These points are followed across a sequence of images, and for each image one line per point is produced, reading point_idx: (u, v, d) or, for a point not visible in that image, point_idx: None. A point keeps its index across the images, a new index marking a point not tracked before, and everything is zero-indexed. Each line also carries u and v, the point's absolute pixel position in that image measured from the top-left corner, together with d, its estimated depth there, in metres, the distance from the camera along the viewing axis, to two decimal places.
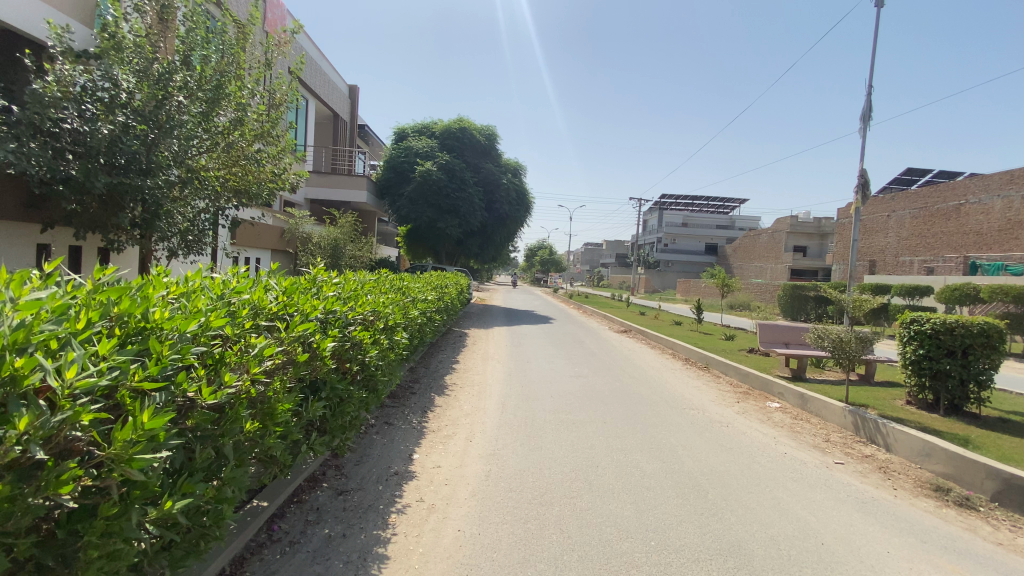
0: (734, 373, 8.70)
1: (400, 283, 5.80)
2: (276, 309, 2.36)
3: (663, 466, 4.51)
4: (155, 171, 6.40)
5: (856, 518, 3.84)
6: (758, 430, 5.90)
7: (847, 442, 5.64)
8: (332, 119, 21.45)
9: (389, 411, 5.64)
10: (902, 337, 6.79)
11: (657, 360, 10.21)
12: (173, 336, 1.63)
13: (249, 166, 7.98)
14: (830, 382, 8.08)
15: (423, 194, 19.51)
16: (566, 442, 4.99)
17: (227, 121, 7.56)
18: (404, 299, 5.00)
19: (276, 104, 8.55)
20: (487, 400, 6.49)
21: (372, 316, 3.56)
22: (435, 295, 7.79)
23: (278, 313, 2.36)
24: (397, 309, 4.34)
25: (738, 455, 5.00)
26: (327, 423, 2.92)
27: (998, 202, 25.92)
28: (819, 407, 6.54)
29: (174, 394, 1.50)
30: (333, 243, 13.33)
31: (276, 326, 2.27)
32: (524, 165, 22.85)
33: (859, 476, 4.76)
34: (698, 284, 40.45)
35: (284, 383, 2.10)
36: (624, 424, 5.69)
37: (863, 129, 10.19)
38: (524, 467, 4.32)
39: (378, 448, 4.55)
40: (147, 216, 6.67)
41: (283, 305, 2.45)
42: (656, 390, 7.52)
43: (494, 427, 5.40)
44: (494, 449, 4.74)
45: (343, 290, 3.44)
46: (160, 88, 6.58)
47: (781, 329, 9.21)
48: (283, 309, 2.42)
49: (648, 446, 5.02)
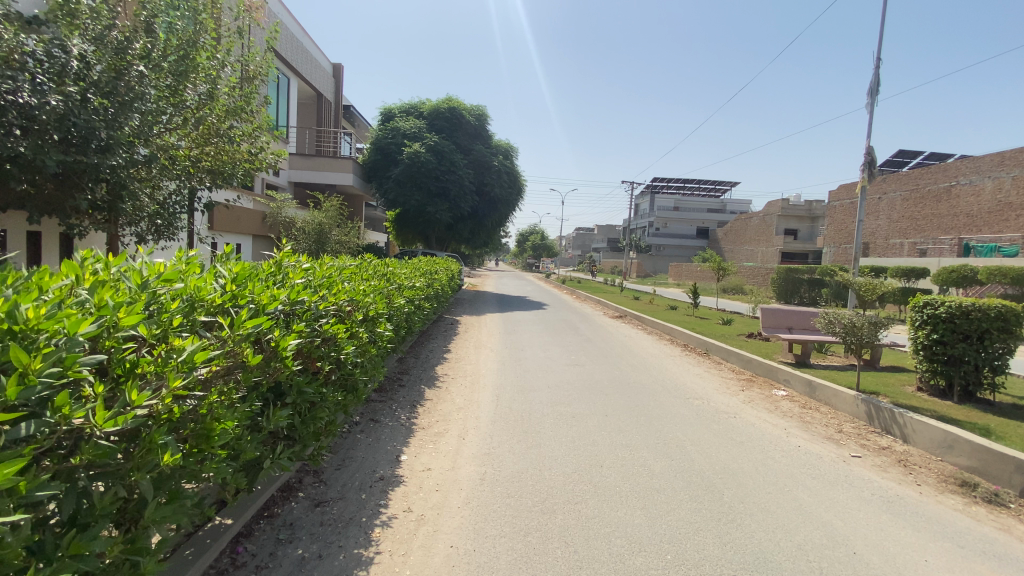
0: (736, 359, 8.40)
1: (384, 270, 5.33)
2: (220, 301, 1.94)
3: (671, 464, 4.15)
4: (114, 148, 5.82)
5: (884, 520, 3.53)
6: (766, 421, 5.57)
7: (862, 433, 5.33)
8: (316, 99, 20.68)
9: (375, 406, 5.24)
10: (914, 321, 6.49)
11: (655, 346, 9.90)
12: (53, 342, 1.24)
13: (222, 144, 7.52)
14: (836, 368, 7.78)
15: (411, 176, 18.91)
16: (566, 438, 4.63)
17: (195, 95, 7.08)
18: (388, 286, 4.56)
19: (250, 79, 7.95)
20: (480, 392, 6.09)
21: (350, 306, 3.13)
22: (425, 281, 7.30)
23: (223, 305, 1.94)
24: (380, 297, 3.90)
25: (750, 450, 4.66)
26: (295, 433, 2.51)
27: (988, 182, 26.06)
28: (828, 395, 6.23)
29: (47, 424, 1.14)
30: (317, 227, 12.72)
31: (218, 322, 1.86)
32: (516, 147, 22.20)
33: (879, 471, 4.46)
34: (689, 268, 40.34)
35: (228, 391, 1.73)
36: (626, 417, 5.35)
37: (870, 103, 9.79)
38: (523, 468, 3.95)
39: (362, 450, 4.15)
40: (110, 198, 6.19)
41: (233, 295, 2.05)
42: (657, 378, 7.19)
43: (489, 422, 5.02)
44: (489, 447, 4.36)
45: (315, 277, 3.00)
46: (119, 58, 6.07)
47: (784, 313, 8.85)
48: (233, 299, 2.02)
49: (654, 441, 4.67)
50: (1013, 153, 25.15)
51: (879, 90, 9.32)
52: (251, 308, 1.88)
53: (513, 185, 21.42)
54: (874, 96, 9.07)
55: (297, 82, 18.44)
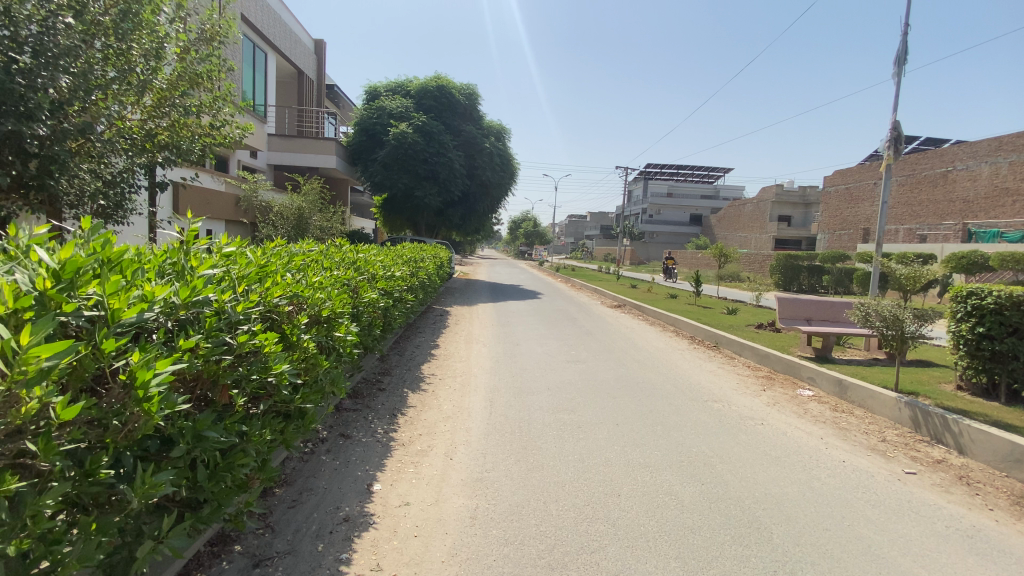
0: (750, 353, 7.70)
1: (356, 256, 4.53)
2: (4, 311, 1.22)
3: (702, 490, 3.43)
4: (36, 115, 4.85)
5: (972, 566, 2.84)
6: (799, 428, 4.87)
7: (908, 442, 4.65)
8: (296, 77, 19.50)
9: (348, 417, 4.46)
10: (955, 313, 5.81)
11: (659, 339, 9.18)
12: None
13: (177, 116, 6.44)
14: (861, 363, 7.10)
15: (398, 158, 17.95)
16: (572, 455, 3.89)
17: (141, 50, 5.91)
18: (356, 277, 3.75)
19: (208, 40, 6.89)
20: (471, 397, 5.32)
21: (290, 305, 2.34)
22: (407, 270, 6.46)
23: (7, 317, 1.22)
24: (341, 290, 3.11)
25: (790, 468, 3.93)
26: (198, 491, 1.75)
27: (985, 167, 25.62)
28: (862, 396, 5.55)
29: None
30: (297, 213, 11.71)
31: None
32: (508, 129, 21.19)
33: (942, 493, 3.77)
34: (683, 256, 39.56)
35: None
36: (638, 426, 4.62)
37: (897, 71, 9.01)
38: (523, 500, 3.20)
39: (326, 478, 3.37)
40: (38, 173, 5.25)
41: (43, 298, 1.33)
42: (667, 377, 6.47)
43: (481, 435, 4.27)
44: (482, 470, 3.61)
45: (240, 266, 2.22)
46: (43, 8, 5.04)
47: (803, 303, 8.12)
48: (39, 304, 1.31)
49: (676, 458, 3.94)
50: (1011, 137, 24.65)
51: (907, 59, 8.50)
52: (43, 328, 1.20)
53: (506, 169, 20.45)
54: (901, 65, 8.28)
55: (275, 58, 17.32)
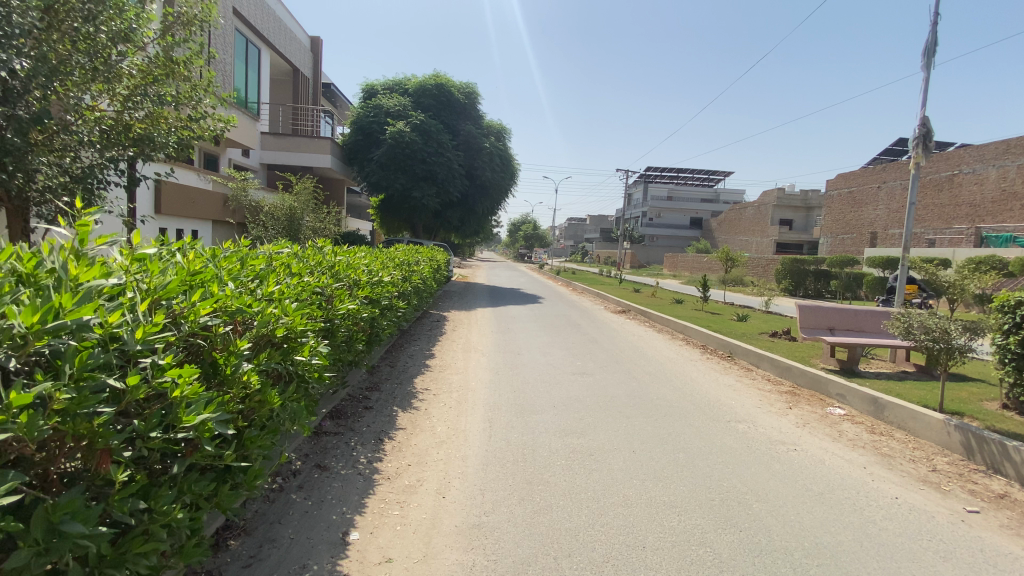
0: (769, 365, 7.16)
1: (336, 259, 4.01)
2: None
3: (738, 539, 2.89)
4: None
5: None
6: (837, 455, 4.33)
7: (963, 473, 4.11)
8: (291, 74, 18.92)
9: (326, 442, 3.91)
10: (1001, 325, 5.26)
11: (670, 348, 8.65)
12: None
13: (153, 106, 5.73)
14: (892, 377, 6.56)
15: (394, 158, 17.44)
16: (582, 491, 3.36)
17: (110, 33, 5.23)
18: (330, 284, 3.25)
19: (187, 24, 6.19)
20: (469, 416, 4.78)
21: (220, 326, 1.88)
22: (399, 274, 5.95)
23: None
24: (306, 302, 2.59)
25: (836, 507, 3.39)
26: None
27: (992, 171, 25.06)
28: (901, 416, 5.01)
29: None
30: (288, 213, 11.11)
31: None
32: (508, 129, 20.67)
33: (1015, 537, 3.22)
34: (684, 258, 38.86)
35: None
36: (657, 452, 4.09)
37: (925, 65, 8.55)
38: (530, 555, 2.65)
39: (294, 524, 2.83)
40: None
41: None
42: (682, 393, 5.93)
43: (479, 465, 3.73)
44: (481, 512, 3.07)
45: (155, 279, 1.78)
46: None
47: (825, 311, 7.59)
48: None
49: (702, 494, 3.41)
50: (1019, 140, 24.16)
51: (937, 52, 8.02)
52: None
53: (507, 170, 19.90)
54: (931, 57, 7.79)
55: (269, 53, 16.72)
